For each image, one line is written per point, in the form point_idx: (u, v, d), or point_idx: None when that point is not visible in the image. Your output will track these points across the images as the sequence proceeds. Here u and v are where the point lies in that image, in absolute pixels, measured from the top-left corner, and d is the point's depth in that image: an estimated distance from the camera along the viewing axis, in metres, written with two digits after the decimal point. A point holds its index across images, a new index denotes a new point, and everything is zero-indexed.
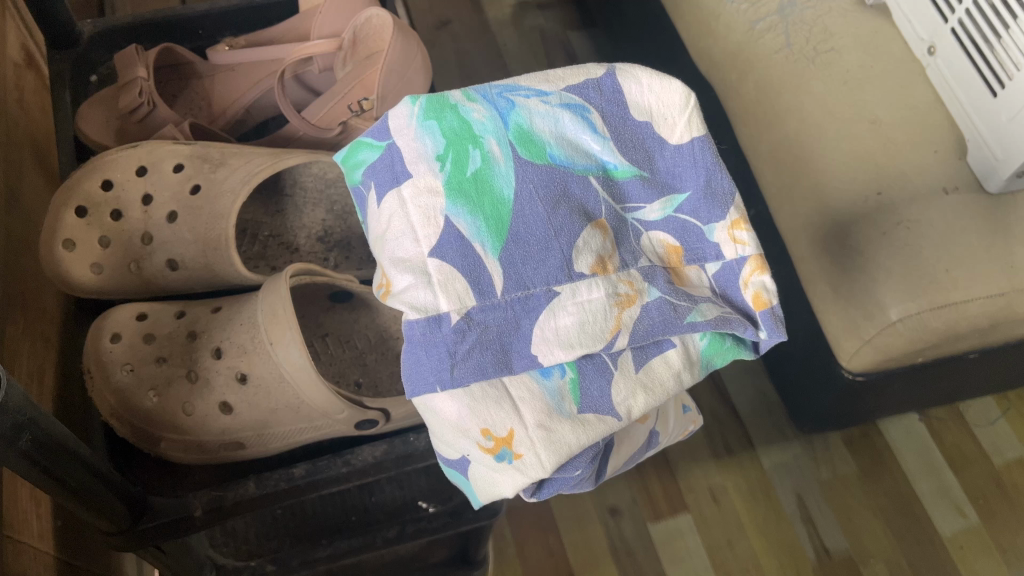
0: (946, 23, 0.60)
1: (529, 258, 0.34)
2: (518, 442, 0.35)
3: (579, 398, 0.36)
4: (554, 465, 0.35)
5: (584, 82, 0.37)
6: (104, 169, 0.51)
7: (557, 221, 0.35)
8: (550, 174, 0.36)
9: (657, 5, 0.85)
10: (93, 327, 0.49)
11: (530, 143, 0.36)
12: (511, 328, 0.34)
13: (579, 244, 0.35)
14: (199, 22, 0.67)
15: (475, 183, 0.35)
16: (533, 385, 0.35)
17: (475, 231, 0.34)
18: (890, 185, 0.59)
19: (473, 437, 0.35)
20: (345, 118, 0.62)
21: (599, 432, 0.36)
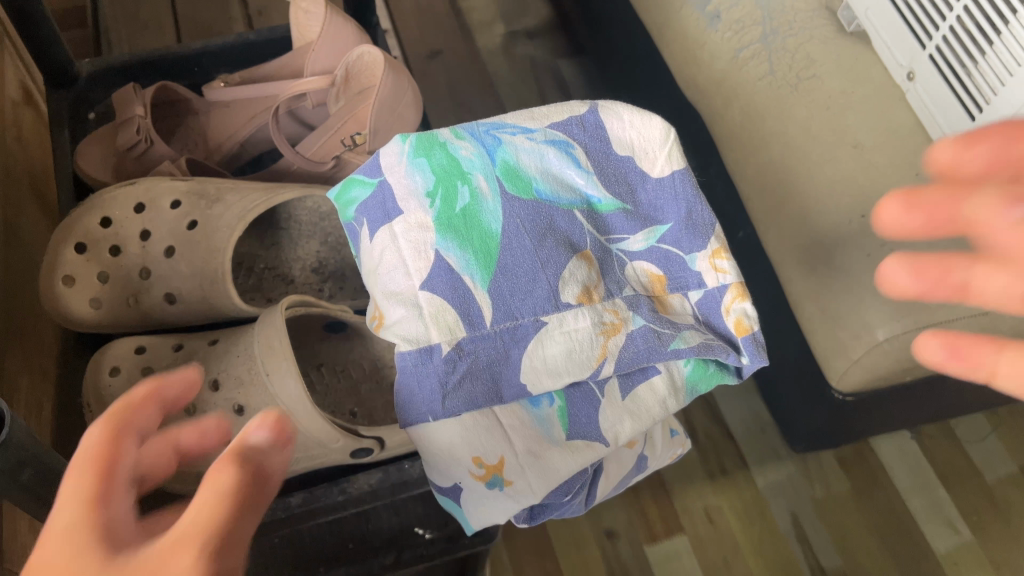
0: (924, 48, 0.61)
1: (516, 289, 0.35)
2: (508, 468, 0.37)
3: (568, 425, 0.37)
4: (543, 488, 0.37)
5: (567, 120, 0.39)
6: (103, 207, 0.52)
7: (544, 253, 0.36)
8: (536, 209, 0.37)
9: (643, 34, 0.86)
10: (93, 359, 0.50)
11: (516, 178, 0.37)
12: (498, 358, 0.35)
13: (566, 274, 0.36)
14: (195, 60, 0.68)
15: (464, 218, 0.36)
16: (522, 413, 0.37)
17: (464, 264, 0.35)
18: (873, 208, 0.60)
19: (466, 465, 0.37)
20: (337, 152, 0.63)
21: (589, 458, 0.38)
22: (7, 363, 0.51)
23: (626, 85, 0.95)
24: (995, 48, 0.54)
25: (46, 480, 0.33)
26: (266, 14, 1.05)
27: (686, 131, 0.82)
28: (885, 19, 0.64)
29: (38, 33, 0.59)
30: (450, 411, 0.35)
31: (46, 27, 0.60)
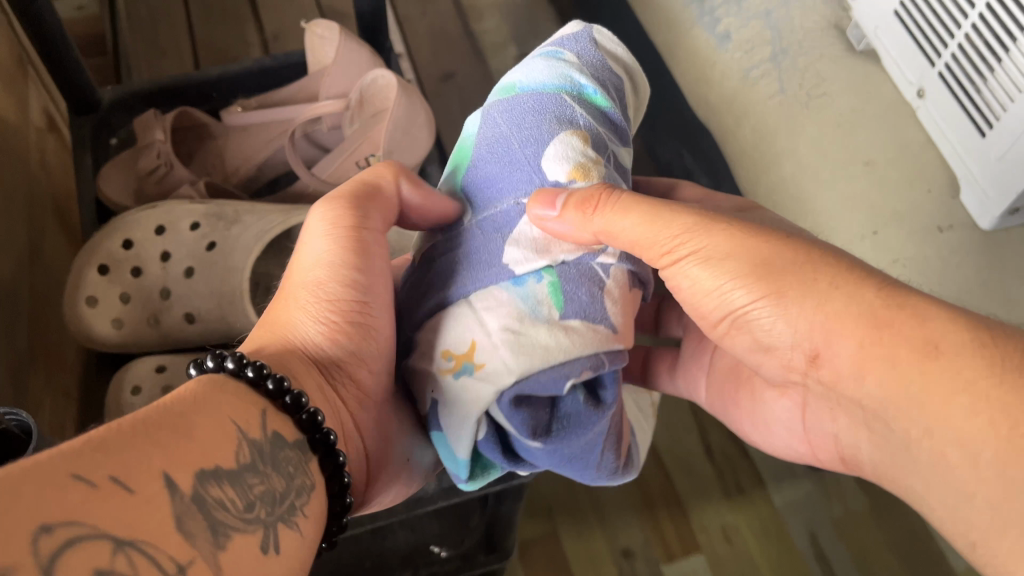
0: (933, 67, 0.61)
1: (489, 175, 0.39)
2: (480, 352, 0.35)
3: (562, 304, 0.35)
4: (520, 368, 0.33)
5: (560, 38, 0.44)
6: (125, 229, 0.54)
7: (528, 131, 0.39)
8: (517, 100, 0.40)
9: (653, 55, 0.87)
10: (115, 380, 0.51)
11: (502, 88, 0.42)
12: (484, 242, 0.37)
13: (550, 148, 0.38)
14: (213, 86, 0.70)
15: (459, 148, 0.42)
16: (510, 304, 0.35)
17: (453, 177, 0.42)
18: (886, 225, 0.61)
19: (441, 362, 0.36)
20: (354, 174, 0.64)
21: (583, 337, 0.34)
22: (29, 384, 0.52)
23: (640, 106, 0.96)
24: (1004, 64, 0.54)
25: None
26: (282, 38, 1.07)
27: (698, 150, 0.83)
28: (894, 37, 0.65)
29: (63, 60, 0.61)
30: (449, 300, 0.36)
31: (71, 55, 0.61)
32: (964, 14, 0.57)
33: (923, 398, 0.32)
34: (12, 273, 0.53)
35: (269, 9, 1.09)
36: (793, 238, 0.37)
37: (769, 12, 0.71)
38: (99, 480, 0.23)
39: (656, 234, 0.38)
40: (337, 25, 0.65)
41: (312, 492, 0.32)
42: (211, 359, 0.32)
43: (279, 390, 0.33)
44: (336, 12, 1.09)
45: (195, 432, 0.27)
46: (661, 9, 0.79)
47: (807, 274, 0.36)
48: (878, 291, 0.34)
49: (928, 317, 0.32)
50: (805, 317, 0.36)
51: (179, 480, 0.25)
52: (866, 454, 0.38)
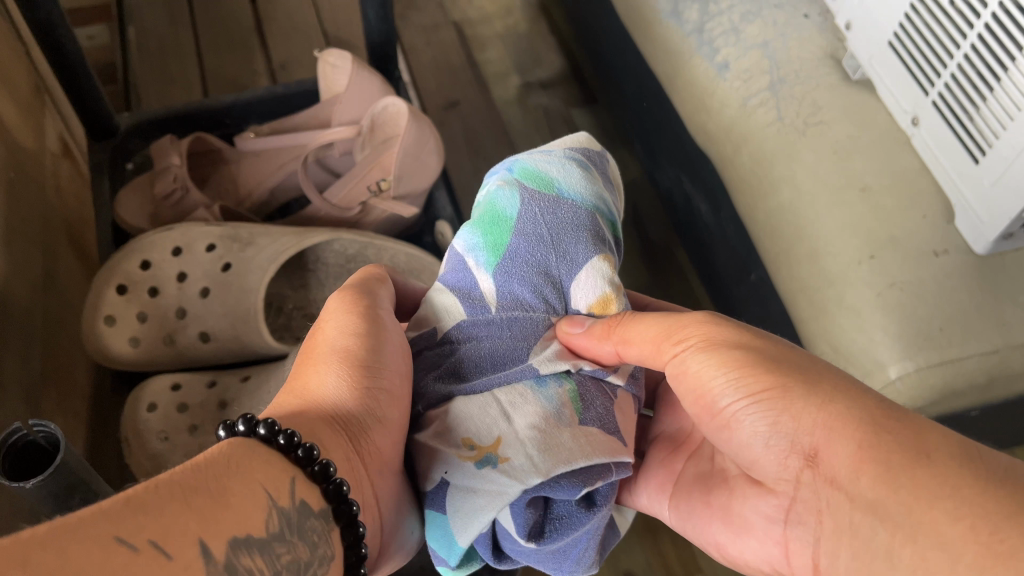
0: (927, 96, 0.63)
1: (522, 273, 0.41)
2: (506, 445, 0.37)
3: (581, 409, 0.39)
4: (545, 463, 0.36)
5: (584, 146, 0.47)
6: (142, 251, 0.58)
7: (569, 249, 0.41)
8: (557, 203, 0.43)
9: (654, 85, 0.89)
10: (133, 396, 0.55)
11: (539, 178, 0.43)
12: (511, 344, 0.40)
13: (584, 275, 0.42)
14: (226, 112, 0.72)
15: (491, 221, 0.42)
16: (530, 399, 0.38)
17: (479, 254, 0.42)
18: (883, 248, 0.62)
19: (462, 448, 0.38)
20: (364, 198, 0.65)
21: (600, 446, 0.38)
22: (43, 405, 0.53)
23: (641, 134, 0.97)
24: (995, 93, 0.56)
25: (73, 495, 0.34)
26: (288, 68, 1.09)
27: (698, 178, 0.85)
28: (888, 67, 0.67)
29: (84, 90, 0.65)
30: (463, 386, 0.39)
31: (90, 85, 0.66)
32: (956, 45, 0.58)
33: (909, 505, 0.32)
34: (29, 295, 0.54)
35: (276, 40, 1.11)
36: (805, 354, 0.39)
37: (767, 42, 0.73)
38: (141, 544, 0.25)
39: (669, 340, 0.41)
40: (350, 55, 0.66)
41: (330, 561, 0.33)
42: (242, 424, 0.34)
43: (309, 458, 0.34)
44: (342, 43, 1.12)
45: (231, 499, 0.29)
46: (661, 41, 0.81)
47: (816, 381, 0.37)
48: (879, 402, 0.35)
49: (926, 434, 0.33)
50: (806, 417, 0.36)
51: (212, 546, 0.27)
52: (843, 567, 0.34)
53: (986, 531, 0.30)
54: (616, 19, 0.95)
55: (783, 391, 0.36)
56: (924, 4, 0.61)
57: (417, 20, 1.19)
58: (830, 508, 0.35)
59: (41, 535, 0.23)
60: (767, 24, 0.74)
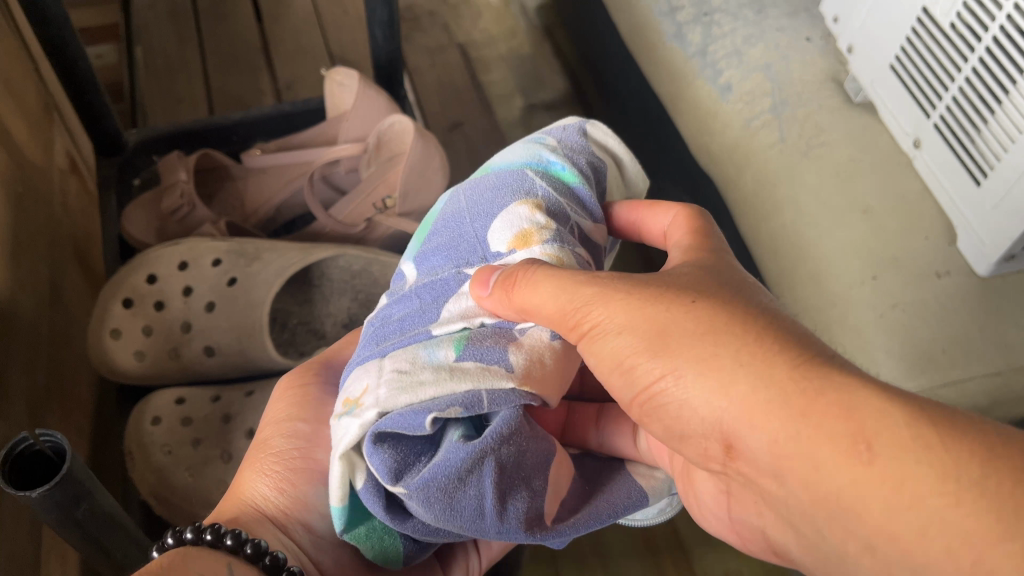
0: (928, 118, 0.64)
1: (436, 247, 0.45)
2: (365, 395, 0.37)
3: (461, 348, 0.38)
4: (392, 398, 0.36)
5: (553, 128, 0.52)
6: (148, 265, 0.58)
7: (481, 211, 0.45)
8: (481, 182, 0.47)
9: (656, 106, 0.90)
10: (138, 410, 0.56)
11: (480, 173, 0.49)
12: (420, 308, 0.41)
13: (498, 224, 0.44)
14: (233, 129, 0.74)
15: (425, 224, 0.48)
16: (414, 355, 0.38)
17: (410, 250, 0.47)
18: (885, 269, 0.62)
19: (336, 412, 0.39)
20: (369, 215, 0.66)
21: (467, 376, 0.37)
22: (46, 418, 0.53)
23: (644, 154, 0.98)
24: (997, 116, 0.56)
25: (79, 507, 0.34)
26: (294, 87, 1.09)
27: (700, 198, 0.85)
28: (891, 90, 0.67)
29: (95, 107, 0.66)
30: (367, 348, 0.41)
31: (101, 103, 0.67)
32: (958, 68, 0.59)
33: (857, 512, 0.30)
34: (35, 309, 0.54)
35: (282, 61, 1.12)
36: (701, 304, 0.36)
37: (769, 65, 0.74)
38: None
39: (567, 306, 0.37)
40: (356, 72, 0.67)
41: None
42: (190, 531, 0.39)
43: (238, 540, 0.40)
44: (347, 63, 1.13)
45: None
46: (664, 63, 0.82)
47: (710, 350, 0.34)
48: (790, 371, 0.32)
49: (859, 407, 0.30)
50: (705, 397, 0.34)
51: None
52: (798, 549, 0.35)
53: (973, 557, 0.27)
54: (620, 41, 0.96)
55: (676, 373, 0.35)
56: (924, 27, 0.61)
57: (421, 41, 1.20)
58: (762, 495, 0.35)
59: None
60: (769, 47, 0.75)
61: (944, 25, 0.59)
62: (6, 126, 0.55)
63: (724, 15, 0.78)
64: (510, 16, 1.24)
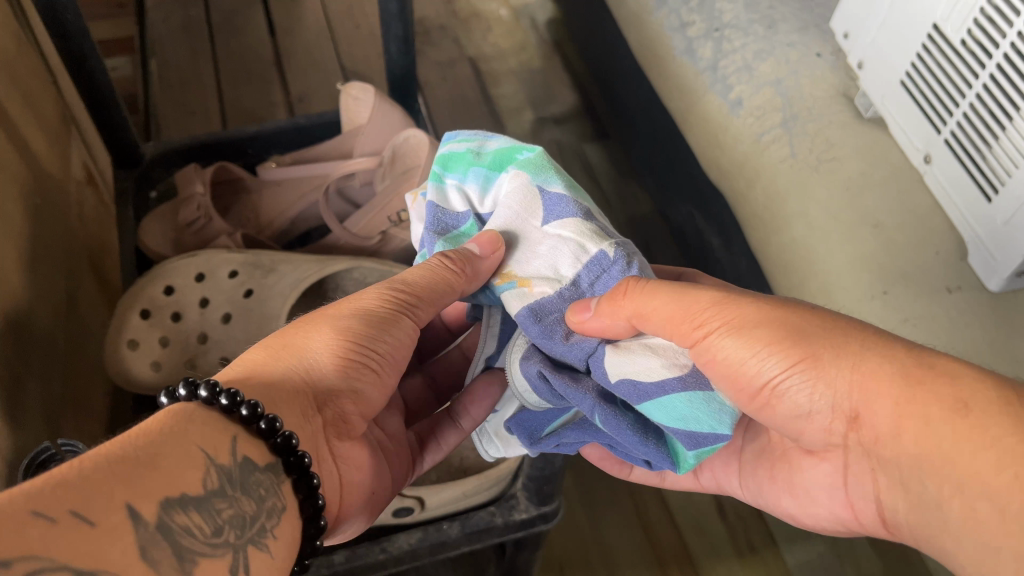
0: (939, 134, 0.64)
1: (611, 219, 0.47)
2: None
3: None
4: None
5: None
6: (165, 276, 0.59)
7: None
8: None
9: (666, 120, 0.91)
10: (154, 422, 0.56)
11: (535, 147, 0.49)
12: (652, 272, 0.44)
13: None
14: (248, 142, 0.76)
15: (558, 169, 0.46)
16: None
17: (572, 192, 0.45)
18: (895, 284, 0.62)
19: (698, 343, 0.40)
20: (384, 227, 0.67)
21: None
22: (62, 427, 0.53)
23: (654, 167, 0.98)
24: (1008, 133, 0.56)
25: None
26: (307, 100, 1.10)
27: (711, 212, 0.86)
28: (901, 106, 0.68)
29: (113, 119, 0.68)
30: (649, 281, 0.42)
31: (119, 115, 0.69)
32: (969, 84, 0.59)
33: (955, 458, 0.32)
34: (52, 321, 0.55)
35: (295, 74, 1.13)
36: (816, 311, 0.38)
37: (779, 80, 0.74)
38: (60, 517, 0.24)
39: (689, 310, 0.38)
40: (372, 87, 0.68)
41: (283, 514, 0.34)
42: (182, 387, 0.33)
43: (253, 415, 0.34)
44: (360, 76, 1.13)
45: (159, 463, 0.28)
46: (676, 78, 0.83)
47: (833, 340, 0.36)
48: (908, 352, 0.35)
49: (960, 378, 0.33)
50: (841, 378, 0.36)
51: (143, 509, 0.27)
52: (901, 515, 0.37)
53: None
54: (630, 56, 0.97)
55: (812, 361, 0.36)
56: (935, 43, 0.62)
57: (433, 55, 1.21)
58: (879, 465, 0.37)
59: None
60: (779, 62, 0.75)
61: (955, 41, 0.60)
62: (25, 139, 0.56)
63: (735, 30, 0.78)
64: (520, 31, 1.25)
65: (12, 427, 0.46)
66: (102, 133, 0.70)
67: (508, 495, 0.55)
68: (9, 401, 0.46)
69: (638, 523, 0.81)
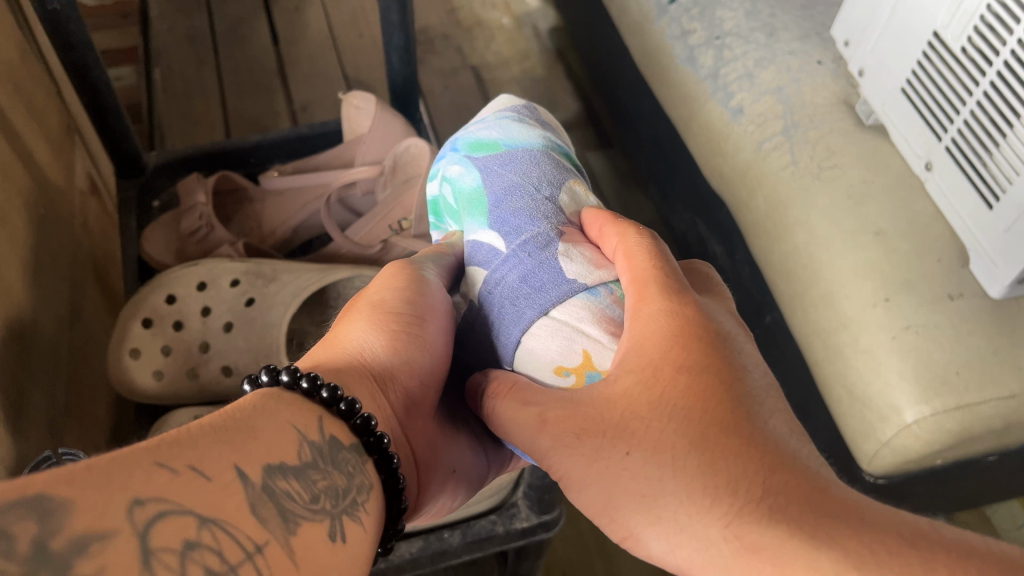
0: (940, 141, 0.64)
1: (511, 214, 0.45)
2: (597, 359, 0.40)
3: None
4: None
5: (497, 106, 0.55)
6: (167, 285, 0.60)
7: (536, 178, 0.47)
8: (509, 155, 0.48)
9: (668, 128, 0.91)
10: (156, 429, 0.56)
11: (482, 146, 0.50)
12: (537, 267, 0.42)
13: (565, 198, 0.47)
14: (251, 151, 0.77)
15: (467, 195, 0.47)
16: (579, 299, 0.41)
17: (469, 227, 0.47)
18: (897, 291, 0.62)
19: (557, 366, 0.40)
20: (386, 236, 0.67)
21: None
22: (66, 436, 0.53)
23: (657, 175, 0.98)
24: (1008, 140, 0.57)
25: None
26: (310, 109, 1.11)
27: (713, 220, 0.86)
28: (903, 113, 0.68)
29: (117, 130, 0.69)
30: (506, 315, 0.42)
31: (123, 125, 0.69)
32: (969, 92, 0.59)
33: None
34: (56, 329, 0.55)
35: (298, 84, 1.14)
36: (636, 457, 0.34)
37: (780, 87, 0.74)
38: (180, 469, 0.25)
39: (529, 438, 0.38)
40: (374, 97, 0.68)
41: (370, 492, 0.33)
42: (265, 375, 0.33)
43: (334, 398, 0.34)
44: (363, 85, 1.14)
45: (261, 432, 0.29)
46: (678, 86, 0.83)
47: (645, 496, 0.33)
48: (725, 525, 0.30)
49: (786, 555, 0.28)
50: (672, 544, 0.32)
51: (249, 472, 0.27)
52: None
53: None
54: (632, 64, 0.97)
55: (633, 532, 0.34)
56: (935, 51, 0.62)
57: (436, 64, 1.21)
58: None
59: (96, 467, 0.23)
60: (781, 70, 0.75)
61: (955, 49, 0.60)
62: (30, 149, 0.56)
63: (736, 38, 0.78)
64: (523, 39, 1.26)
65: (15, 435, 0.46)
66: (106, 144, 0.70)
67: (510, 503, 0.55)
68: (13, 409, 0.46)
69: None
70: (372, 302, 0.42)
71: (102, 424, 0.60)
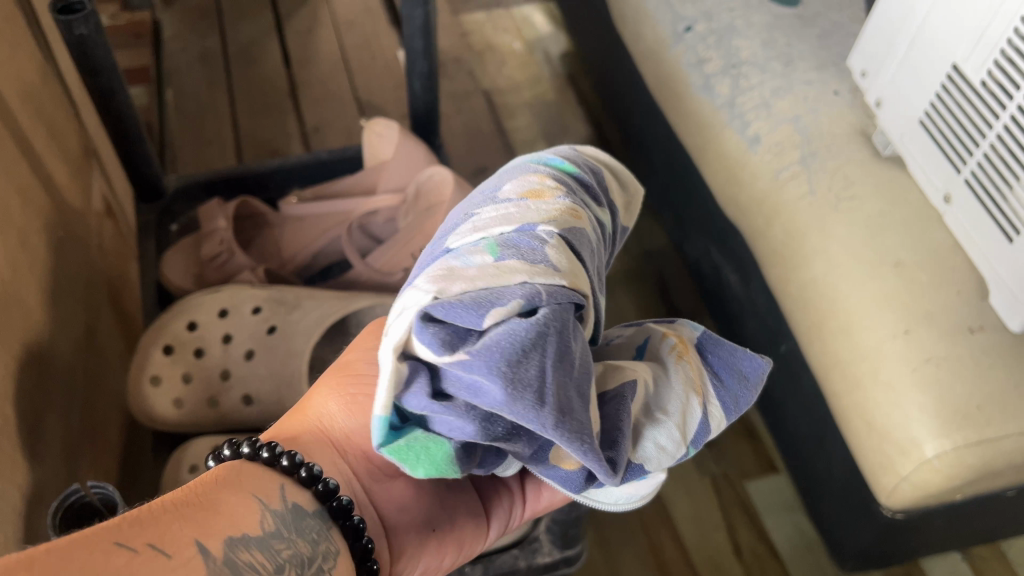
0: (959, 173, 0.64)
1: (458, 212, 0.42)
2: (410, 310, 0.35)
3: (496, 253, 0.36)
4: (452, 293, 0.33)
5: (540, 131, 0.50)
6: (188, 312, 0.61)
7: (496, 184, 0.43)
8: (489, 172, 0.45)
9: (682, 154, 0.91)
10: (176, 457, 0.56)
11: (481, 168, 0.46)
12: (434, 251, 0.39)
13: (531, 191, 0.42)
14: (269, 177, 0.78)
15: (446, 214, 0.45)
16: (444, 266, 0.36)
17: None
18: (917, 324, 0.61)
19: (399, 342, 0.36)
20: (406, 264, 0.66)
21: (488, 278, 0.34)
22: (80, 463, 0.53)
23: (669, 201, 0.98)
24: None
25: None
26: (321, 130, 1.10)
27: (727, 248, 0.86)
28: (920, 144, 0.67)
29: (137, 154, 0.69)
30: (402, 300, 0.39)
31: (142, 148, 0.69)
32: (989, 125, 0.59)
33: None
34: (72, 353, 0.54)
35: (310, 105, 1.14)
36: None
37: (798, 117, 0.74)
38: (140, 548, 0.31)
39: None
40: (395, 124, 0.71)
41: (337, 556, 0.38)
42: (227, 449, 0.39)
43: (293, 465, 0.39)
44: (374, 107, 1.14)
45: (220, 506, 0.34)
46: (694, 114, 0.83)
47: None
48: None
49: None
50: None
51: (209, 546, 0.32)
52: None
53: None
54: (646, 90, 0.97)
55: None
56: (955, 83, 0.62)
57: (448, 87, 1.21)
58: None
59: (60, 546, 0.29)
60: (798, 100, 0.75)
61: (976, 82, 0.60)
62: (50, 174, 0.56)
63: (752, 67, 0.78)
64: (534, 64, 1.26)
65: (32, 463, 0.45)
66: (126, 166, 0.70)
67: (532, 537, 0.55)
68: (30, 436, 0.46)
69: (653, 563, 0.80)
70: (349, 368, 0.47)
71: (113, 449, 0.59)
